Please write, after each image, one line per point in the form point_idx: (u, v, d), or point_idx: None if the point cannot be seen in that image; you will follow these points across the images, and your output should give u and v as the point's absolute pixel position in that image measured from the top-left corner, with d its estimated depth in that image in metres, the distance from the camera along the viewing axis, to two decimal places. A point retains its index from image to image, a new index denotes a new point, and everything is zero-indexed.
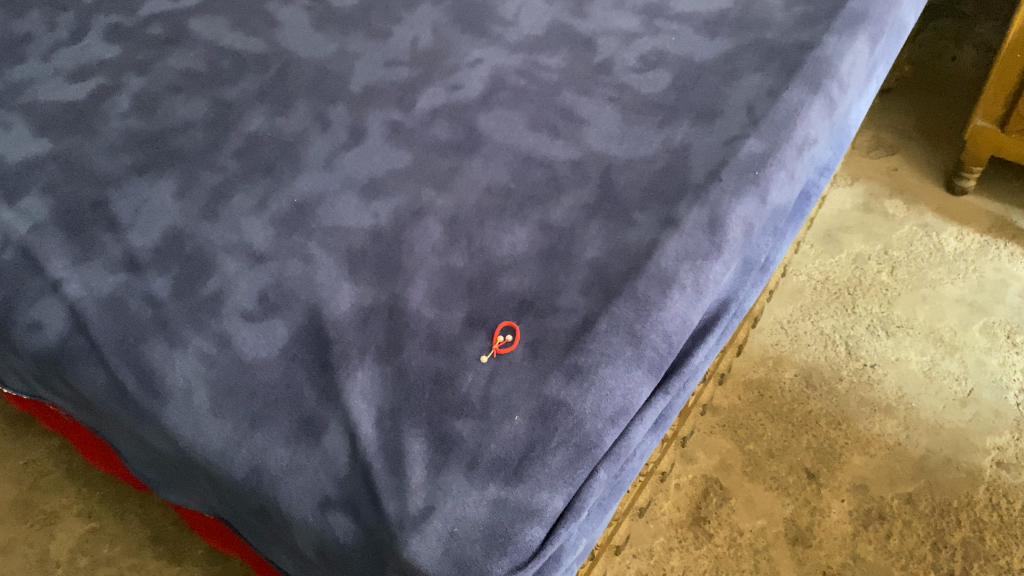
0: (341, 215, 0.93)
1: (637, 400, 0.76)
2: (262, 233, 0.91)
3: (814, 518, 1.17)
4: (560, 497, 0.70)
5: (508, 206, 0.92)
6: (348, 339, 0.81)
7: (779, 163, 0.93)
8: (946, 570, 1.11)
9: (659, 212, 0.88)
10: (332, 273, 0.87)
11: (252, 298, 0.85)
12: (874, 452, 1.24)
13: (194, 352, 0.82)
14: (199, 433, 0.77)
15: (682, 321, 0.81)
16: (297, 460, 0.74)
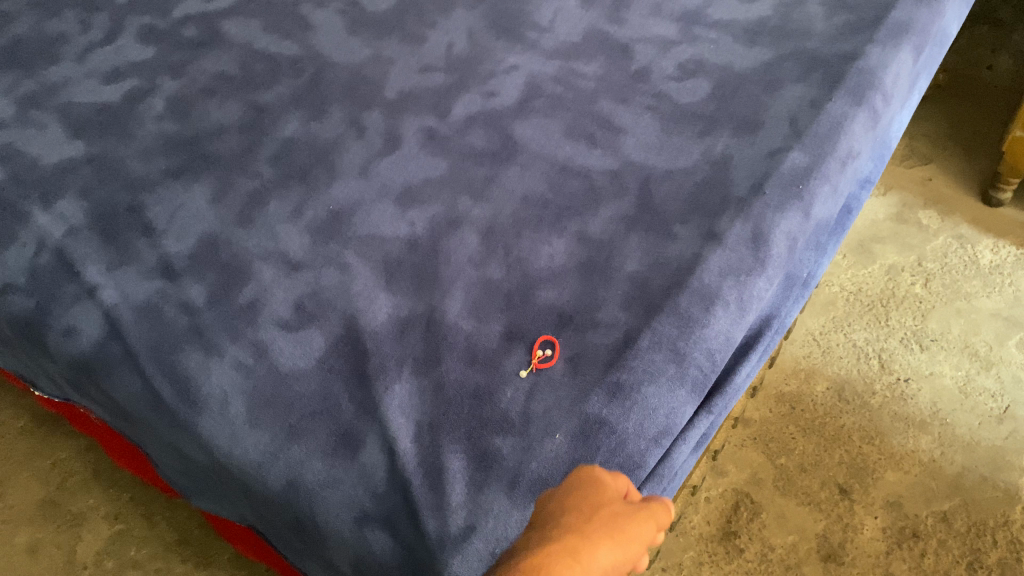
0: (377, 223, 0.92)
1: (680, 419, 0.74)
2: (298, 240, 0.91)
3: (847, 535, 1.16)
4: None
5: (546, 217, 0.91)
6: (385, 351, 0.80)
7: (823, 177, 0.91)
8: None
9: (701, 225, 0.87)
10: (368, 283, 0.86)
11: (289, 307, 0.85)
12: (908, 469, 1.22)
13: (230, 362, 0.81)
14: (235, 444, 0.76)
15: (726, 338, 0.79)
16: (335, 474, 0.73)
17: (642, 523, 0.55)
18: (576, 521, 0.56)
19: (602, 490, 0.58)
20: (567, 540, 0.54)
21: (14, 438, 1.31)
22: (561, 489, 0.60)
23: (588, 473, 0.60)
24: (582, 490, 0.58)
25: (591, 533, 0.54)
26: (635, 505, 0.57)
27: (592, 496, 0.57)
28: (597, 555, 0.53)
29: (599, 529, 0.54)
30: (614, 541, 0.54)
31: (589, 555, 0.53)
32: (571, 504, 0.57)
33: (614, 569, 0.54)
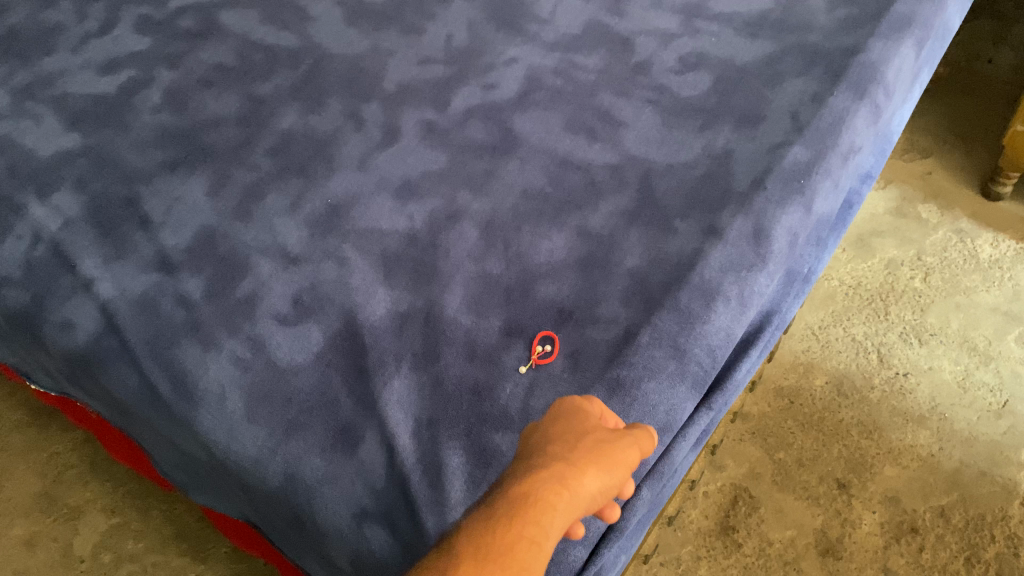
0: (376, 216, 0.92)
1: (680, 415, 0.73)
2: (296, 234, 0.90)
3: (845, 530, 1.16)
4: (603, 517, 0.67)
5: (546, 211, 0.91)
6: (384, 345, 0.80)
7: (824, 171, 0.91)
8: None
9: (702, 220, 0.86)
10: (367, 277, 0.86)
11: (287, 301, 0.84)
12: (907, 464, 1.22)
13: (228, 356, 0.81)
14: (233, 439, 0.76)
15: (726, 335, 0.79)
16: (333, 470, 0.73)
17: (629, 445, 0.57)
18: (563, 453, 0.57)
19: (583, 421, 0.60)
20: (555, 468, 0.55)
21: (10, 430, 1.30)
22: (543, 424, 0.62)
23: (570, 405, 0.62)
24: (565, 419, 0.61)
25: (578, 462, 0.55)
26: (616, 432, 0.59)
27: (576, 427, 0.59)
28: (585, 482, 0.54)
29: (585, 456, 0.56)
30: (601, 466, 0.55)
31: (577, 482, 0.54)
32: (555, 432, 0.59)
33: (601, 494, 0.55)
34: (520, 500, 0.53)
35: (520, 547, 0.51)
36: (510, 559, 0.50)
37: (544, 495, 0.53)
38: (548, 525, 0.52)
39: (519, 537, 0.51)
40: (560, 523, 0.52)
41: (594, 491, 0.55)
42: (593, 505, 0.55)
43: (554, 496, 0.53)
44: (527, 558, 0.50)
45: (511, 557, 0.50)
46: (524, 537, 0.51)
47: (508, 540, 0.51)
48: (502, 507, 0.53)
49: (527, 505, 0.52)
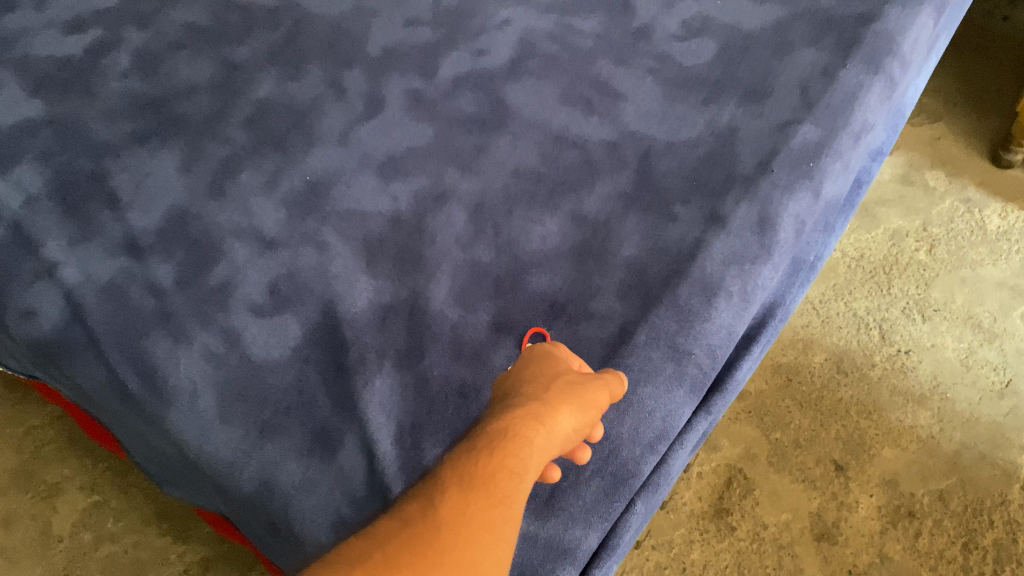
0: (358, 196, 0.87)
1: (678, 422, 0.69)
2: (272, 216, 0.85)
3: (841, 514, 1.14)
4: (595, 534, 0.63)
5: (539, 193, 0.86)
6: (365, 340, 0.75)
7: (835, 154, 0.85)
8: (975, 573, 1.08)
9: (703, 206, 0.81)
10: (348, 264, 0.81)
11: (262, 290, 0.80)
12: (906, 445, 1.19)
13: (200, 351, 0.76)
14: (206, 441, 0.72)
15: (727, 333, 0.74)
16: (311, 476, 0.69)
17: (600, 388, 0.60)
18: (539, 393, 0.60)
19: (556, 368, 0.62)
20: (531, 407, 0.57)
21: None
22: (517, 375, 0.64)
23: (544, 355, 0.65)
24: (540, 369, 0.63)
25: (552, 401, 0.58)
26: (587, 378, 0.62)
27: (550, 374, 0.62)
28: (560, 419, 0.57)
29: (560, 396, 0.58)
30: (575, 407, 0.58)
31: (552, 419, 0.56)
32: (530, 380, 0.62)
33: (575, 433, 0.58)
34: (499, 435, 0.54)
35: (501, 476, 0.52)
36: (493, 487, 0.51)
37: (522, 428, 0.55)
38: (528, 457, 0.53)
39: (501, 467, 0.52)
40: (539, 455, 0.54)
41: (569, 428, 0.57)
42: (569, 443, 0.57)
43: (532, 431, 0.55)
44: (508, 486, 0.52)
45: (494, 483, 0.51)
46: (504, 468, 0.52)
47: (491, 468, 0.52)
48: (482, 442, 0.54)
49: (507, 438, 0.54)
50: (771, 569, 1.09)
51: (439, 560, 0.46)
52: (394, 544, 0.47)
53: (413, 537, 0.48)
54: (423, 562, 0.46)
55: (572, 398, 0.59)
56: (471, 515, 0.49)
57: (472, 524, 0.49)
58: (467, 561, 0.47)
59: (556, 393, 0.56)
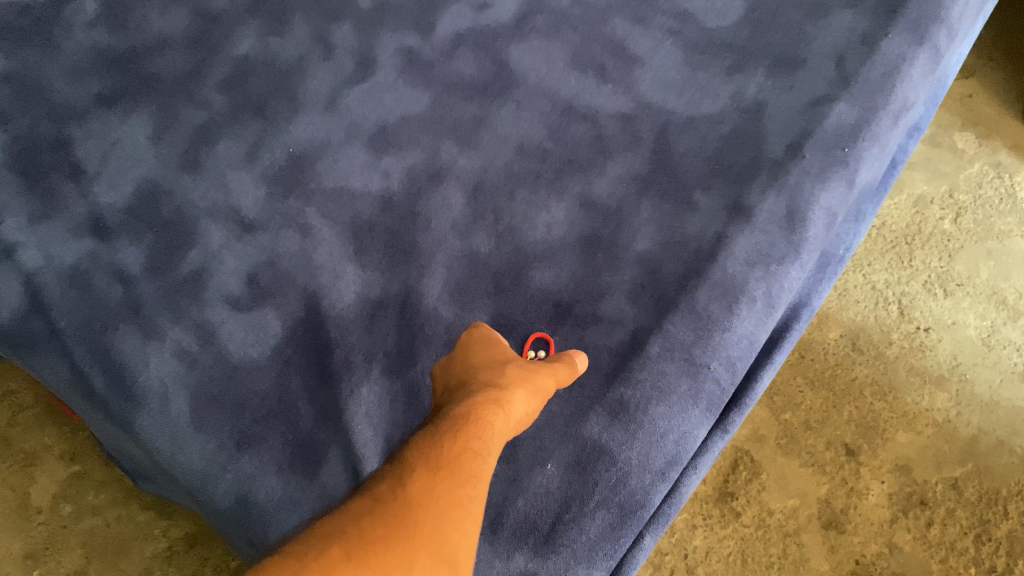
0: (346, 172, 0.79)
1: (692, 445, 0.63)
2: (252, 194, 0.78)
3: (851, 501, 1.09)
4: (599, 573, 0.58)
5: (544, 173, 0.78)
6: (351, 342, 0.70)
7: (873, 137, 0.77)
8: (987, 565, 1.04)
9: (725, 194, 0.74)
10: (334, 252, 0.74)
11: (240, 280, 0.73)
12: (921, 430, 1.14)
13: (172, 349, 0.70)
14: (178, 450, 0.66)
15: (749, 343, 0.67)
16: (292, 495, 0.63)
17: (552, 375, 0.61)
18: (492, 379, 0.59)
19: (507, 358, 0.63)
20: (487, 393, 0.57)
21: None
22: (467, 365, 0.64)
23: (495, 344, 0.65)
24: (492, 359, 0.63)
25: (506, 386, 0.58)
26: (540, 363, 0.63)
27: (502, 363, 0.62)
28: (515, 404, 0.57)
29: (514, 382, 0.58)
30: (529, 391, 0.58)
31: (508, 404, 0.56)
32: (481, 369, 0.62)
33: (529, 416, 0.58)
34: (458, 421, 0.54)
35: (466, 457, 0.51)
36: (459, 468, 0.49)
37: (481, 413, 0.54)
38: (489, 439, 0.53)
39: (465, 449, 0.51)
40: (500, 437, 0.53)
41: (524, 413, 0.57)
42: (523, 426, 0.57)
43: (491, 414, 0.54)
44: (474, 467, 0.50)
45: (460, 463, 0.49)
46: (468, 449, 0.51)
47: (456, 450, 0.50)
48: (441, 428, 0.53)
49: (466, 423, 0.53)
50: (776, 558, 1.06)
51: (416, 533, 0.44)
52: (369, 520, 0.44)
53: (387, 514, 0.45)
54: (402, 535, 0.43)
55: (527, 384, 0.59)
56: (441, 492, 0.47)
57: (444, 502, 0.46)
58: (444, 537, 0.44)
59: (513, 378, 0.57)
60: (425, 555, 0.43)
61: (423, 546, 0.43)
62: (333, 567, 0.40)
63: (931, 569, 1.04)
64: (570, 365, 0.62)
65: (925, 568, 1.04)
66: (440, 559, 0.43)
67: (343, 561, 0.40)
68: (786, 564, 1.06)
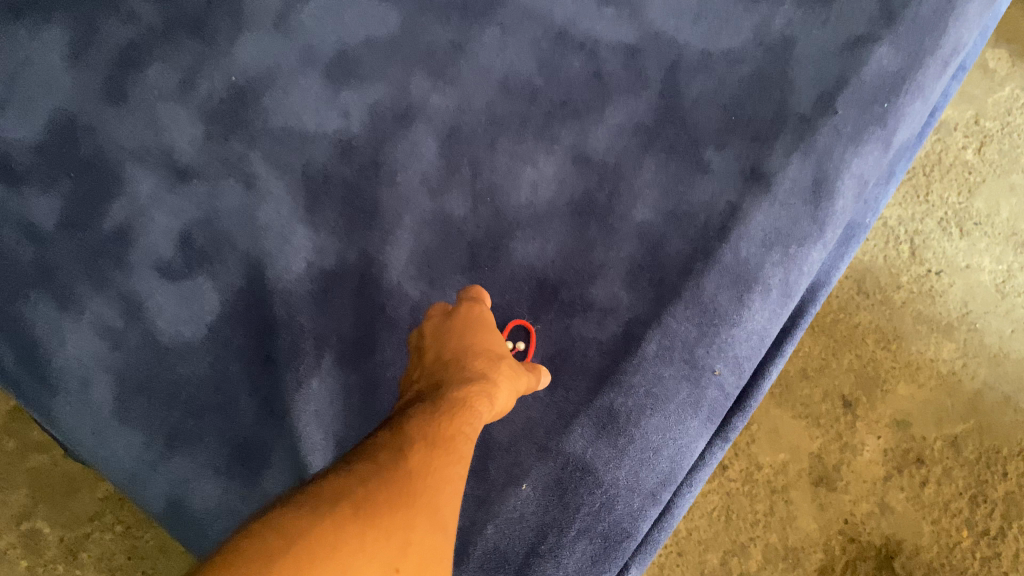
0: (298, 108, 0.67)
1: (688, 460, 0.55)
2: (187, 133, 0.66)
3: (845, 457, 0.92)
4: None
5: (531, 118, 0.66)
6: (300, 323, 0.60)
7: (919, 88, 0.64)
8: (981, 529, 0.87)
9: (743, 154, 0.63)
10: (281, 210, 0.63)
11: (172, 241, 0.63)
12: (924, 383, 0.95)
13: (92, 323, 0.60)
14: (101, 445, 0.57)
15: (759, 340, 0.58)
16: (229, 503, 0.55)
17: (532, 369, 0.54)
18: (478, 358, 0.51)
19: (488, 324, 0.55)
20: (479, 378, 0.49)
21: None
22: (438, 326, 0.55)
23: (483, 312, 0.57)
24: (484, 333, 0.54)
25: (497, 375, 0.50)
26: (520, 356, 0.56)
27: (484, 334, 0.54)
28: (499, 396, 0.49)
29: (503, 372, 0.51)
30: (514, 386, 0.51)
31: (495, 395, 0.49)
32: (458, 337, 0.53)
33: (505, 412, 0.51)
34: (448, 400, 0.46)
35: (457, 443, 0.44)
36: (452, 444, 0.43)
37: (473, 399, 0.47)
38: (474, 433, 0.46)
39: (457, 429, 0.45)
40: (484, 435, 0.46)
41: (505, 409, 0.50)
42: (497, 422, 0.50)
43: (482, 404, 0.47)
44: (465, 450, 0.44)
45: (453, 442, 0.43)
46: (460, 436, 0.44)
47: (449, 429, 0.44)
48: (428, 406, 0.46)
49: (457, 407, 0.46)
50: (763, 517, 0.90)
51: (415, 501, 0.38)
52: (367, 481, 0.38)
53: (383, 476, 0.38)
54: (404, 501, 0.37)
55: (511, 373, 0.52)
56: (436, 468, 0.41)
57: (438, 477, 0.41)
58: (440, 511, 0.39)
59: (509, 373, 0.50)
60: (423, 527, 0.37)
61: (422, 513, 0.38)
62: (337, 527, 0.34)
63: (924, 532, 0.88)
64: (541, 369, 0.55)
65: (916, 533, 0.88)
66: (436, 534, 0.38)
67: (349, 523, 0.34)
68: (772, 523, 0.90)
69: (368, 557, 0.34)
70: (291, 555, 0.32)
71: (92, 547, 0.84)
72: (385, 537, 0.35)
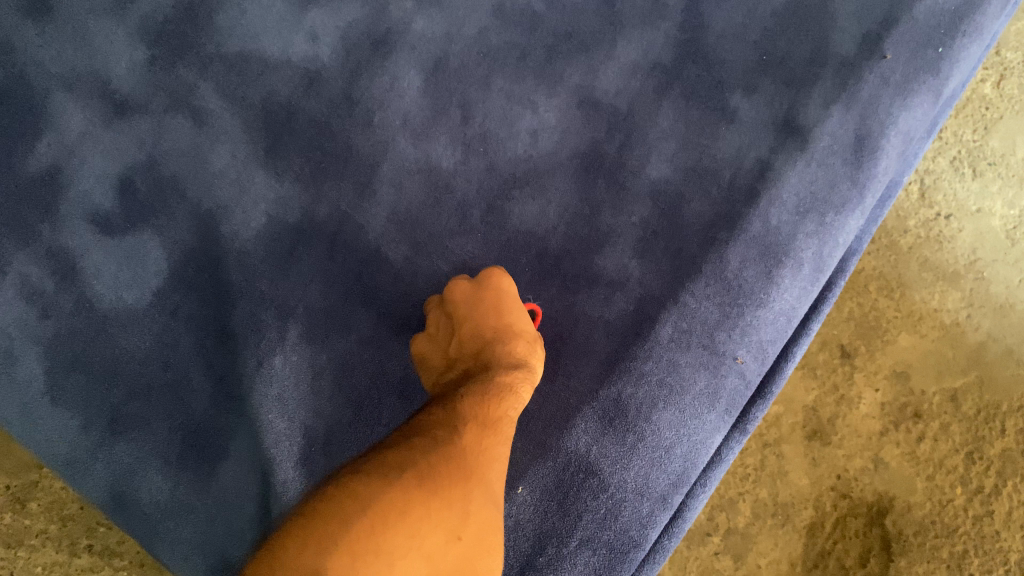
0: (256, 31, 0.56)
1: (703, 458, 0.49)
2: (124, 57, 0.56)
3: (840, 410, 0.77)
4: None
5: (531, 50, 0.57)
6: (262, 291, 0.52)
7: (977, 31, 0.55)
8: (975, 488, 0.74)
9: (775, 102, 0.55)
10: (237, 153, 0.55)
11: (109, 189, 0.54)
12: (925, 331, 0.79)
13: (17, 284, 0.51)
14: (29, 427, 0.49)
15: (786, 321, 0.51)
16: (181, 499, 0.48)
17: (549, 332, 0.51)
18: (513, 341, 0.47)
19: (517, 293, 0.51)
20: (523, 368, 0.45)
21: None
22: (463, 289, 0.50)
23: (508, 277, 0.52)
24: (517, 310, 0.49)
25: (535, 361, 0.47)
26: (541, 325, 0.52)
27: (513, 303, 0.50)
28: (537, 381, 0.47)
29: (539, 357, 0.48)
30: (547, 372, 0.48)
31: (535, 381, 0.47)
32: (490, 313, 0.49)
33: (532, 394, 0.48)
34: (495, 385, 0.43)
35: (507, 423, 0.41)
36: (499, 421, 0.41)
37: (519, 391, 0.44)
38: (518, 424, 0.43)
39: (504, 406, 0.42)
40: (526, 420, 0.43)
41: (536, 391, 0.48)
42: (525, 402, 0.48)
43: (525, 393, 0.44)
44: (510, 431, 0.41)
45: (502, 420, 0.40)
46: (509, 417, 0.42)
47: (499, 408, 0.41)
48: (473, 389, 0.42)
49: (504, 390, 0.43)
50: (753, 474, 0.75)
51: (473, 472, 0.36)
52: (425, 450, 0.36)
53: (439, 448, 0.36)
54: (461, 473, 0.35)
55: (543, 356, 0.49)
56: (488, 445, 0.39)
57: (492, 454, 0.38)
58: (493, 486, 0.37)
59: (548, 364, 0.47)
60: (481, 499, 0.35)
61: (479, 486, 0.36)
62: (401, 498, 0.32)
63: (916, 489, 0.75)
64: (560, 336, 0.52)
65: (910, 492, 0.75)
66: (493, 507, 0.36)
67: (415, 494, 0.33)
68: (761, 478, 0.76)
69: (432, 525, 0.32)
70: (364, 522, 0.31)
71: (42, 496, 0.68)
72: (448, 506, 0.33)
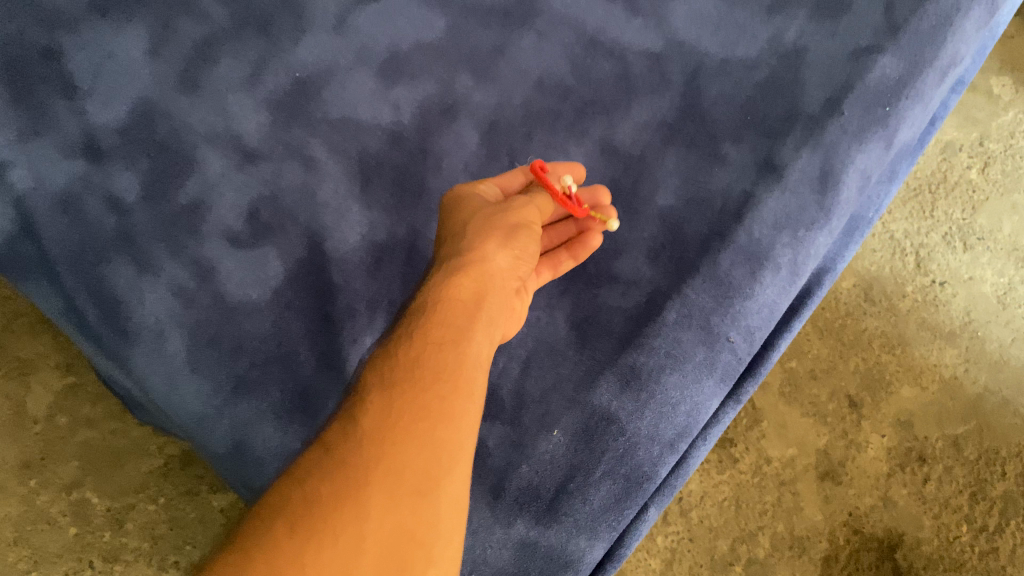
0: (353, 100, 0.73)
1: (702, 416, 0.62)
2: (253, 119, 0.72)
3: (850, 453, 0.92)
4: (600, 545, 0.58)
5: (564, 113, 0.74)
6: (355, 288, 0.68)
7: (917, 96, 0.70)
8: (979, 524, 0.89)
9: (757, 149, 0.70)
10: (338, 189, 0.71)
11: (239, 215, 0.69)
12: (926, 385, 0.95)
13: (167, 284, 0.66)
14: (173, 391, 0.63)
15: (768, 312, 0.65)
16: (290, 444, 0.61)
17: (525, 200, 0.60)
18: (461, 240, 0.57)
19: (465, 199, 0.60)
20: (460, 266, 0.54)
21: None
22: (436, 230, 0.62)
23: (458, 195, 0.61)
24: (458, 217, 0.59)
25: (475, 247, 0.55)
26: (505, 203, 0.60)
27: (472, 198, 0.60)
28: (497, 252, 0.56)
29: (482, 242, 0.56)
30: (501, 238, 0.56)
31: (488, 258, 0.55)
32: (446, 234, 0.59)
33: (516, 258, 0.57)
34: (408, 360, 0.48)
35: (427, 380, 0.47)
36: (423, 390, 0.46)
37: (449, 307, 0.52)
38: (465, 330, 0.51)
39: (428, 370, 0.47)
40: (463, 364, 0.49)
41: (511, 258, 0.56)
42: (513, 268, 0.56)
43: (454, 303, 0.52)
44: (438, 386, 0.46)
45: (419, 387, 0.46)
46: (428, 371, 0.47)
47: (412, 381, 0.46)
48: (384, 371, 0.48)
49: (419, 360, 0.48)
50: (771, 510, 0.90)
51: (370, 478, 0.40)
52: (316, 477, 0.41)
53: (337, 462, 0.41)
54: (351, 481, 0.40)
55: (493, 231, 0.57)
56: (399, 425, 0.44)
57: (407, 433, 0.43)
58: (405, 473, 0.41)
59: (477, 250, 0.55)
60: (380, 491, 0.40)
61: (376, 486, 0.40)
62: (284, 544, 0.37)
63: (924, 525, 0.89)
64: (525, 202, 0.60)
65: (919, 528, 0.89)
66: (408, 501, 0.40)
67: (294, 536, 0.37)
68: (778, 513, 0.90)
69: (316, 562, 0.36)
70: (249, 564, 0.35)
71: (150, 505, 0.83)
72: (338, 535, 0.37)
